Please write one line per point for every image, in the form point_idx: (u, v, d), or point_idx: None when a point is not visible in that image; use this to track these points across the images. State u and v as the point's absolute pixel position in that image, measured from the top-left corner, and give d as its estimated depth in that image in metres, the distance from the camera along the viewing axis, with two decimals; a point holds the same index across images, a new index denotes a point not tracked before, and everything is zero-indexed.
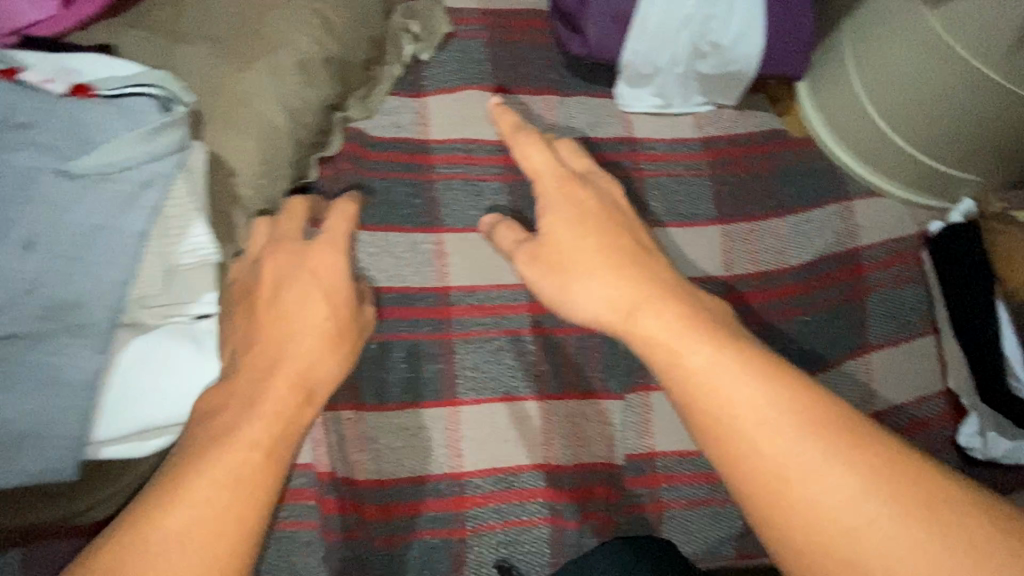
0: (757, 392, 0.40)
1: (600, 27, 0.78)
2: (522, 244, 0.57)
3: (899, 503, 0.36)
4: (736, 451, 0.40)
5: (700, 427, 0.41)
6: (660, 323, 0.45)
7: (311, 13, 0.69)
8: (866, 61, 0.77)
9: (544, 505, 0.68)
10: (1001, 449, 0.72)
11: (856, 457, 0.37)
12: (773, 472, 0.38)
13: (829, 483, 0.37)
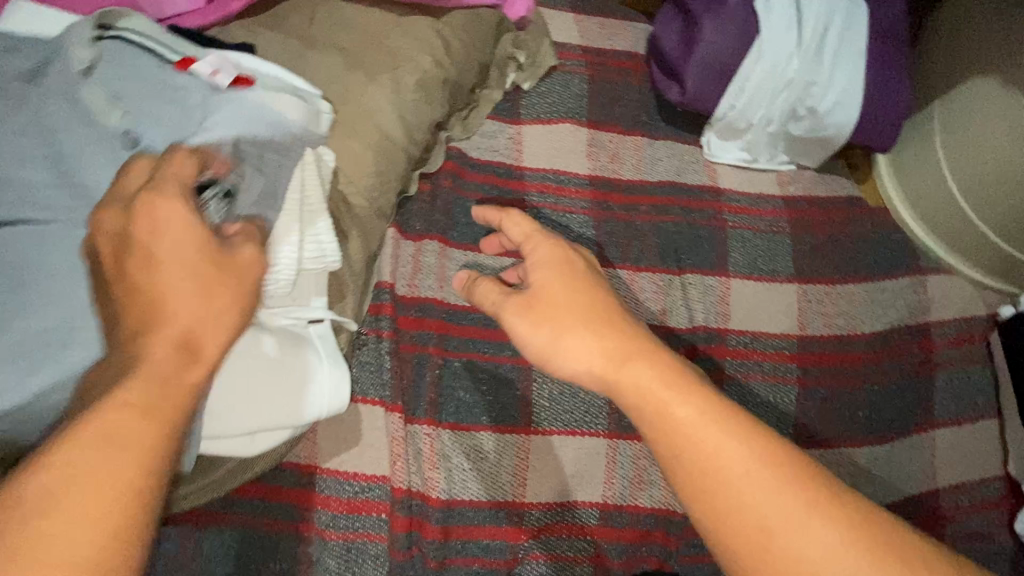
0: (735, 452, 0.39)
1: (702, 79, 0.80)
2: (511, 299, 0.51)
3: (872, 558, 0.36)
4: (721, 507, 0.39)
5: (692, 486, 0.40)
6: (650, 379, 0.43)
7: (433, 37, 0.71)
8: (961, 140, 0.79)
9: (594, 543, 0.66)
10: None
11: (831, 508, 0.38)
12: (759, 531, 0.38)
13: (816, 537, 0.37)
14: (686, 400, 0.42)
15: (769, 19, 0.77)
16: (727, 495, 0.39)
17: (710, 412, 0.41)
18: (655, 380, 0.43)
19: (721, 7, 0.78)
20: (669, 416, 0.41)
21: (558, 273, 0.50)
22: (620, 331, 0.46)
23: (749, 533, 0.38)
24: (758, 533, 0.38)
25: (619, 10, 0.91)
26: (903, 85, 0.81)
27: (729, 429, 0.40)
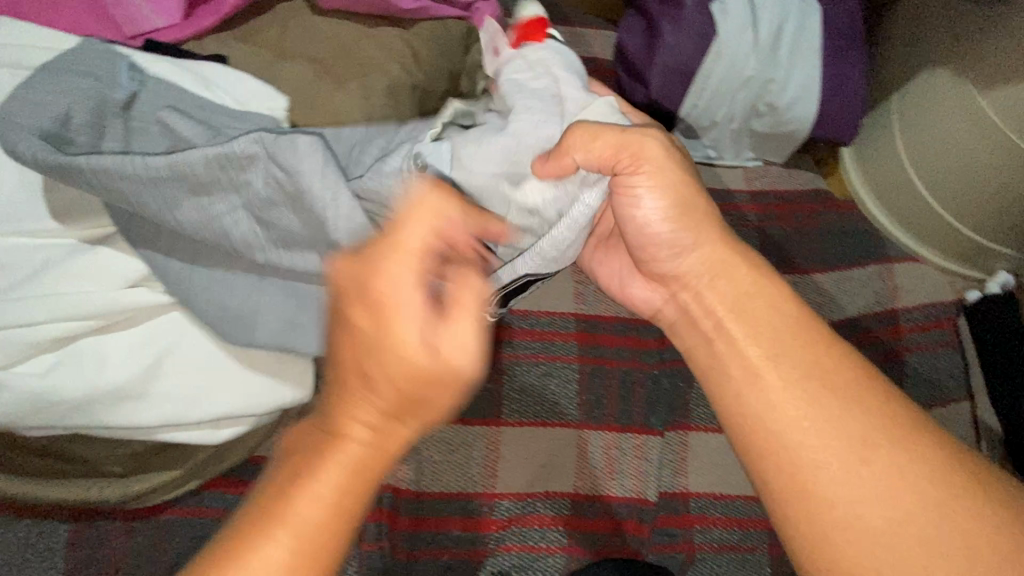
0: (787, 396, 0.52)
1: (665, 81, 0.83)
2: None
3: (915, 485, 0.47)
4: (766, 446, 0.52)
5: (749, 431, 0.53)
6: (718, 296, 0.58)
7: (402, 47, 0.74)
8: (919, 131, 0.81)
9: (566, 533, 0.67)
10: None
11: (880, 469, 0.48)
12: (805, 468, 0.50)
13: (846, 473, 0.49)
14: (758, 338, 0.55)
15: (724, 21, 0.80)
16: (769, 425, 0.52)
17: (787, 374, 0.53)
18: (736, 299, 0.57)
19: (679, 11, 0.81)
20: (739, 355, 0.55)
21: (672, 174, 0.58)
22: (724, 243, 0.59)
23: (788, 464, 0.51)
24: (803, 469, 0.50)
25: (587, 19, 0.95)
26: (860, 80, 0.84)
27: (801, 395, 0.52)
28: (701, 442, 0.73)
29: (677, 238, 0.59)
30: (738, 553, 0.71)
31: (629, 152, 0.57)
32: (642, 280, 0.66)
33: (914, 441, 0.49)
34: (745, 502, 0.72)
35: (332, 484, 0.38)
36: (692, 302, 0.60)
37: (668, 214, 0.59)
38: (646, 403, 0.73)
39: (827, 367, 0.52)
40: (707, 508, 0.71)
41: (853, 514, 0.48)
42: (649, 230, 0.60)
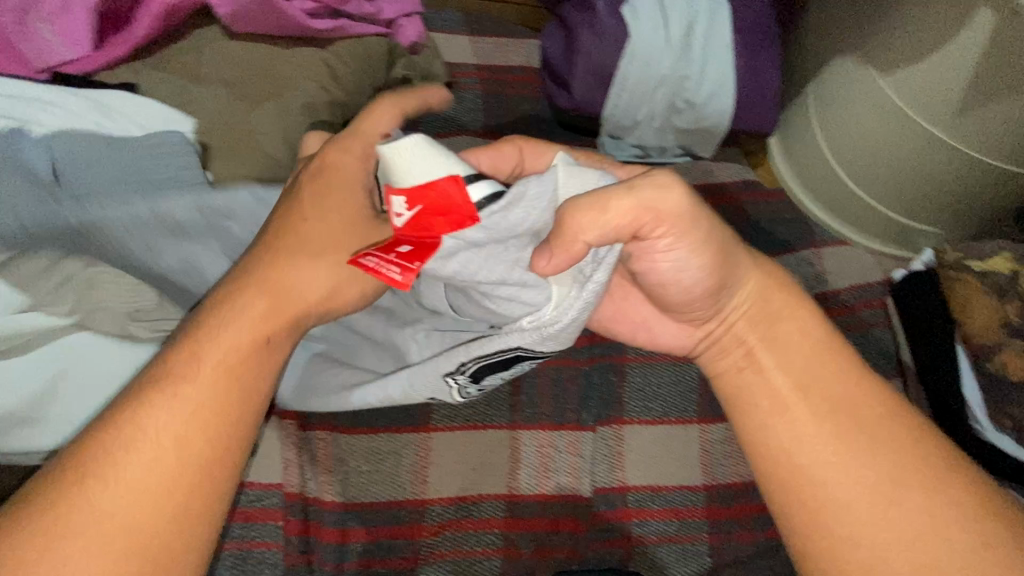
0: (812, 429, 0.57)
1: (586, 84, 0.86)
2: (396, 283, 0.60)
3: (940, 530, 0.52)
4: (787, 477, 0.56)
5: (770, 466, 0.57)
6: (784, 330, 0.61)
7: (319, 66, 0.76)
8: (835, 119, 0.84)
9: (501, 535, 0.67)
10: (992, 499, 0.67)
11: (903, 504, 0.53)
12: (827, 503, 0.54)
13: (868, 518, 0.53)
14: (788, 368, 0.59)
15: (636, 22, 0.82)
16: (781, 449, 0.57)
17: (816, 407, 0.57)
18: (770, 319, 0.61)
19: (592, 16, 0.83)
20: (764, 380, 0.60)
21: (697, 228, 0.53)
22: (776, 280, 0.61)
23: (811, 498, 0.55)
24: (826, 504, 0.54)
25: (513, 30, 0.97)
26: (774, 73, 0.86)
27: (833, 432, 0.56)
28: (635, 435, 0.73)
29: (722, 283, 0.58)
30: (677, 544, 0.71)
31: (653, 213, 0.51)
32: (671, 319, 0.65)
33: (937, 482, 0.53)
34: (681, 492, 0.72)
35: (231, 350, 0.51)
36: (728, 337, 0.62)
37: (707, 261, 0.55)
38: (580, 399, 0.74)
39: (858, 405, 0.57)
40: (645, 500, 0.71)
41: (871, 558, 0.52)
42: (682, 279, 0.57)
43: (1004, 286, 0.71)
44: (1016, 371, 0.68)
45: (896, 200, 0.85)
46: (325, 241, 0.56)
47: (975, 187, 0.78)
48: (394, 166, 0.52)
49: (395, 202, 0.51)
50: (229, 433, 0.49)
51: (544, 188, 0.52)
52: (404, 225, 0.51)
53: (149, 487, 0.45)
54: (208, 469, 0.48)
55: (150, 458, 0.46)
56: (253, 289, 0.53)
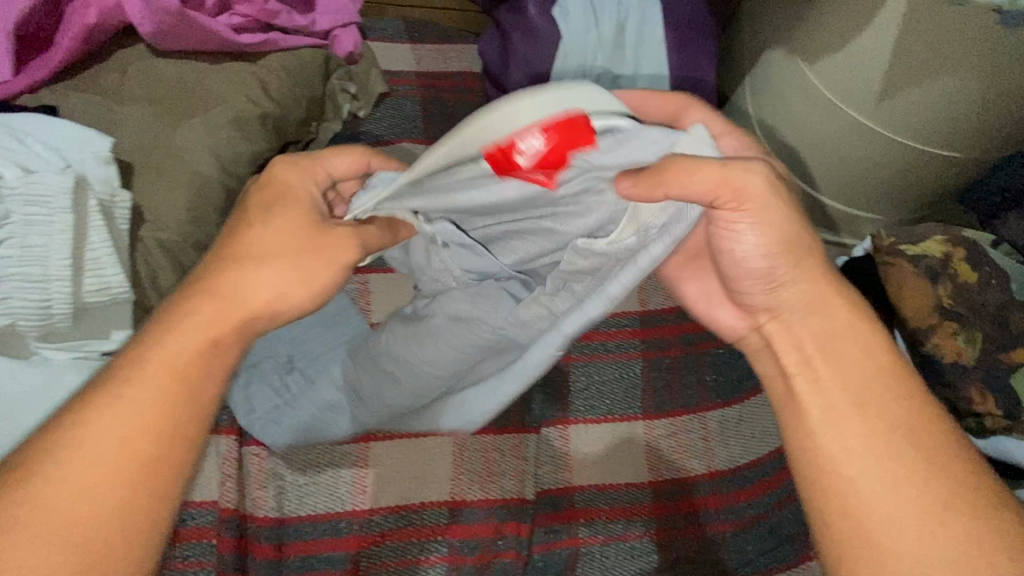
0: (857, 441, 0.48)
1: (522, 86, 0.86)
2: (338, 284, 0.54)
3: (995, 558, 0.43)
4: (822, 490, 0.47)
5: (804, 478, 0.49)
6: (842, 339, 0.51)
7: (250, 80, 0.76)
8: (770, 110, 0.85)
9: (445, 543, 0.66)
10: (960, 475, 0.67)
11: (958, 532, 0.44)
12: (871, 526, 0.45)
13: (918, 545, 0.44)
14: (844, 381, 0.49)
15: (567, 23, 0.83)
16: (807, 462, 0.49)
17: (875, 424, 0.48)
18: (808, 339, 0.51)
19: (525, 18, 0.83)
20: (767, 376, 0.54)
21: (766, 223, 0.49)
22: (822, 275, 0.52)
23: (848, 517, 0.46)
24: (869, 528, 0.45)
25: (453, 35, 0.97)
26: (709, 68, 0.87)
27: (882, 445, 0.47)
28: (580, 435, 0.73)
29: (773, 273, 0.51)
30: (626, 543, 0.70)
31: (731, 188, 0.46)
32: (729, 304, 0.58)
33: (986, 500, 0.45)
34: (628, 490, 0.72)
35: (178, 355, 0.46)
36: (779, 334, 0.53)
37: (772, 249, 0.49)
38: (522, 400, 0.74)
39: (916, 428, 0.47)
40: (591, 500, 0.71)
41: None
42: (746, 266, 0.51)
43: (936, 269, 0.71)
44: (950, 353, 0.68)
45: (836, 188, 0.85)
46: (274, 247, 0.51)
47: (910, 171, 0.78)
48: (506, 116, 0.41)
49: (527, 137, 0.41)
50: (172, 436, 0.45)
51: (664, 137, 0.45)
52: (531, 163, 0.42)
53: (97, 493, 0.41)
54: (146, 477, 0.43)
55: (91, 460, 0.42)
56: (204, 294, 0.49)
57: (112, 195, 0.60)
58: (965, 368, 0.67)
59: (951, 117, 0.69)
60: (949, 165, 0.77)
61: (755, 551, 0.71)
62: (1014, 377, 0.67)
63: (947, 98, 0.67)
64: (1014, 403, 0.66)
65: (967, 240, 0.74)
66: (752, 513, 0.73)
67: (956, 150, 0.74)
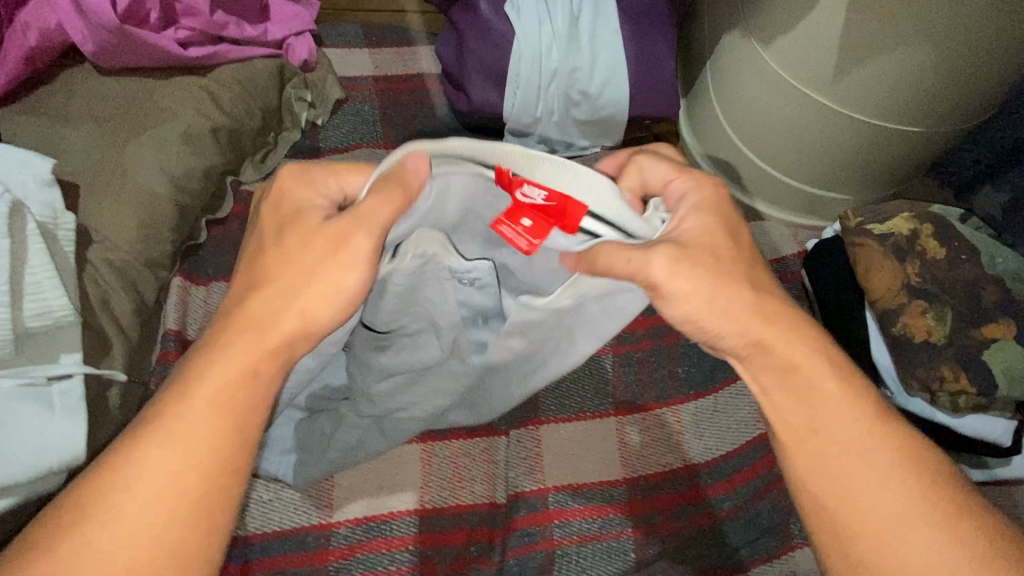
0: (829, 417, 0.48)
1: (480, 85, 0.85)
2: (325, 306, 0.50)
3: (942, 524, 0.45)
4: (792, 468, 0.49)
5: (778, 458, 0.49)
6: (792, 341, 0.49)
7: (200, 94, 0.75)
8: (732, 95, 0.84)
9: (415, 553, 0.65)
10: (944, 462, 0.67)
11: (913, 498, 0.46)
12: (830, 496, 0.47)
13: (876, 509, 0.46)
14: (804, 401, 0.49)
15: (520, 19, 0.82)
16: None
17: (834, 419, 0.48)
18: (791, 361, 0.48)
19: (478, 16, 0.82)
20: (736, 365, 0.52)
21: (712, 284, 0.46)
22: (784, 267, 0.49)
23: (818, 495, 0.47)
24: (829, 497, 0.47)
25: (411, 38, 0.96)
26: (667, 56, 0.86)
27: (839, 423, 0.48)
28: (552, 434, 0.72)
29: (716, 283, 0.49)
30: (603, 542, 0.68)
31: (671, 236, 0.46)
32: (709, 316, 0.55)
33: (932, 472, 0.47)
34: (602, 488, 0.71)
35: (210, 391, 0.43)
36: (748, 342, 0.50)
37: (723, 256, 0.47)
38: None
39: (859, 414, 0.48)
40: (565, 500, 0.70)
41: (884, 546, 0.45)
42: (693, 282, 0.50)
43: (902, 247, 0.70)
44: (919, 332, 0.67)
45: (804, 171, 0.84)
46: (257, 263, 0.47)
47: (874, 149, 0.77)
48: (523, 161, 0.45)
49: (534, 188, 0.46)
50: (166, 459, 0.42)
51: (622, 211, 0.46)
52: (524, 207, 0.46)
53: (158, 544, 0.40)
54: (198, 516, 0.41)
55: (138, 508, 0.40)
56: (228, 327, 0.46)
57: (55, 218, 0.59)
58: (935, 346, 0.66)
59: (909, 90, 0.68)
60: (914, 140, 0.75)
61: (735, 544, 0.70)
62: (986, 353, 0.65)
63: (903, 71, 0.65)
64: (987, 379, 0.65)
65: (934, 215, 0.72)
66: (730, 505, 0.71)
67: (919, 123, 0.72)
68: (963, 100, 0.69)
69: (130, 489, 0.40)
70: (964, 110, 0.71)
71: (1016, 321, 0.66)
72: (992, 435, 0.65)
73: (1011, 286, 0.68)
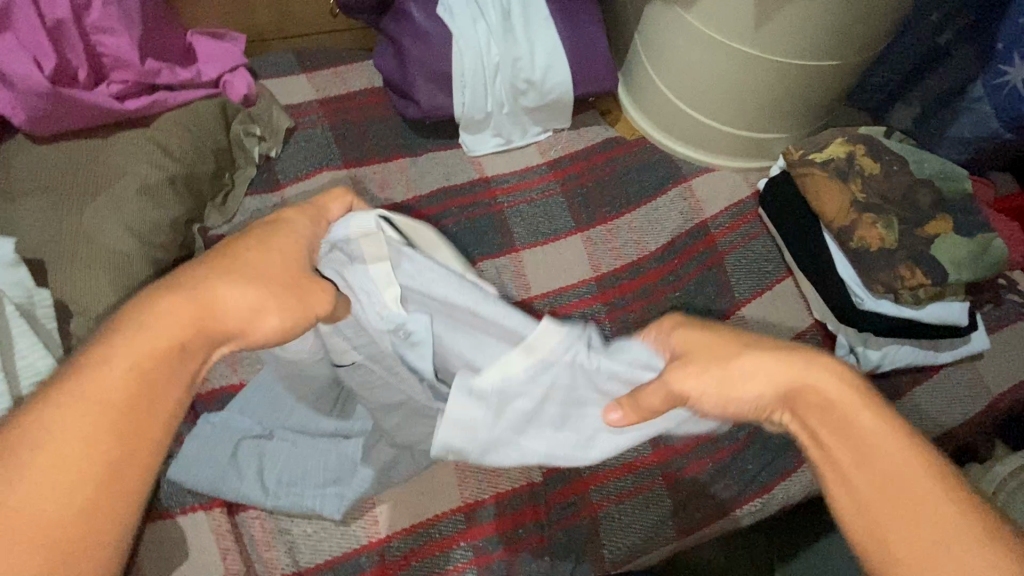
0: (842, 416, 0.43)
1: (427, 89, 0.86)
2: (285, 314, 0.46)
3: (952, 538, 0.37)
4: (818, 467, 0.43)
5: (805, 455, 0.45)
6: None
7: (149, 147, 0.73)
8: (664, 61, 0.89)
9: (469, 547, 0.66)
10: (921, 356, 0.76)
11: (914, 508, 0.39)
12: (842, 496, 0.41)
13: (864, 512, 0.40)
14: (836, 423, 0.43)
15: (454, 21, 0.84)
16: None
17: (831, 431, 0.43)
18: None
19: (414, 24, 0.84)
20: None
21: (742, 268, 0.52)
22: None
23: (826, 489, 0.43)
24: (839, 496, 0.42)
25: (346, 57, 0.97)
26: (598, 34, 0.90)
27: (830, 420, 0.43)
28: None
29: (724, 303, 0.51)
30: (641, 494, 0.72)
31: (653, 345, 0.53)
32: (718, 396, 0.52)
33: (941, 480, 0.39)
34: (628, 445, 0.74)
35: (140, 363, 0.38)
36: None
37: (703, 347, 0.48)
38: None
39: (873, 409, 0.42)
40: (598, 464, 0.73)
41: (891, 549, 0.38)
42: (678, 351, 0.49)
43: (845, 169, 0.77)
44: (876, 241, 0.74)
45: (743, 118, 0.90)
46: None
47: (800, 86, 0.84)
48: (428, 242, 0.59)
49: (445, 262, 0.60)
50: None
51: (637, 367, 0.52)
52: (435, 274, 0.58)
53: (55, 520, 0.34)
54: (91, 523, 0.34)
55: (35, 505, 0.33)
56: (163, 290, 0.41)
57: (31, 297, 0.57)
58: (890, 251, 0.74)
59: (821, 29, 0.75)
60: (833, 73, 0.82)
61: (756, 469, 0.75)
62: (933, 247, 0.74)
63: (813, 13, 0.72)
64: (938, 271, 0.73)
65: (862, 137, 0.80)
66: (743, 435, 0.76)
67: (834, 57, 0.79)
68: (868, 30, 0.77)
69: (48, 465, 0.34)
70: (870, 39, 0.79)
71: (950, 216, 0.75)
72: (953, 317, 0.74)
73: (940, 186, 0.77)
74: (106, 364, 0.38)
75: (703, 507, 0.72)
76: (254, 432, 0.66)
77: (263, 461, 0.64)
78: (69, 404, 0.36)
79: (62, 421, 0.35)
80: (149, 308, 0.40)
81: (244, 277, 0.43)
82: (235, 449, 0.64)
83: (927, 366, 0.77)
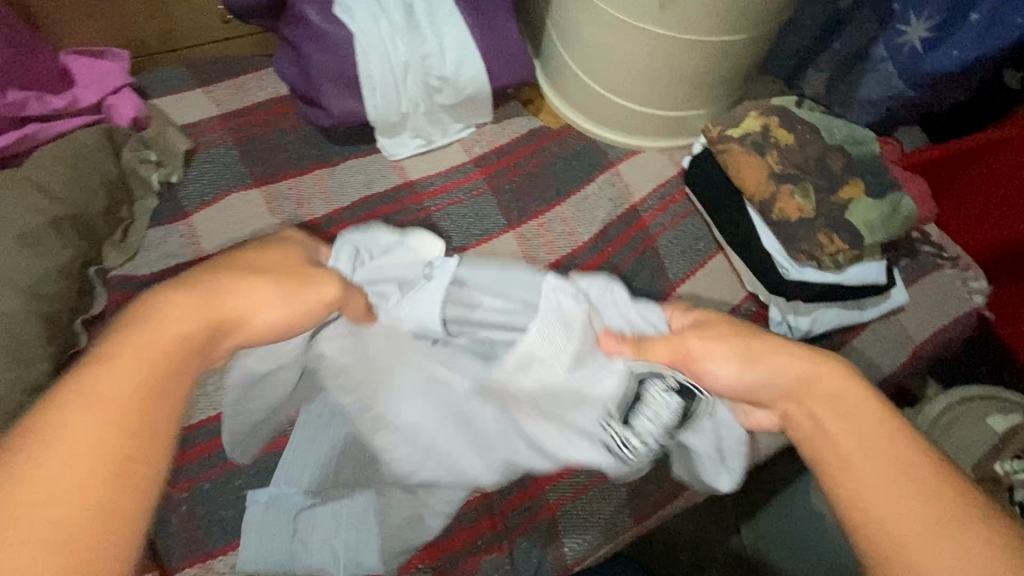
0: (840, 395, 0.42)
1: (335, 96, 0.82)
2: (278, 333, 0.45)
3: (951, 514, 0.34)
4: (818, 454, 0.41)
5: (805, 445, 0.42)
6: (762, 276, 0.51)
7: (24, 191, 0.67)
8: (578, 48, 0.88)
9: (427, 570, 0.65)
10: (849, 316, 0.79)
11: (922, 496, 0.35)
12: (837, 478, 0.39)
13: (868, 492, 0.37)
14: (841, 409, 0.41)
15: (354, 21, 0.80)
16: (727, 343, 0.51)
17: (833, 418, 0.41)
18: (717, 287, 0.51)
19: (311, 28, 0.79)
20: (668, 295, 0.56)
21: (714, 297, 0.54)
22: None
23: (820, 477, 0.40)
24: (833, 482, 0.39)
25: (245, 67, 0.90)
26: (508, 24, 0.87)
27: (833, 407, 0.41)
28: None
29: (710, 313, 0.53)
30: (595, 489, 0.73)
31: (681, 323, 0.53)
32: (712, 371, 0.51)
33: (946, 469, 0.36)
34: None
35: (150, 364, 0.35)
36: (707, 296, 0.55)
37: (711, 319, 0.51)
38: None
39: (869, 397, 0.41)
40: None
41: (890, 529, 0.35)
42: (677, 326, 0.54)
43: (761, 143, 0.78)
44: (796, 212, 0.76)
45: (662, 98, 0.90)
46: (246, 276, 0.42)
47: (713, 62, 0.84)
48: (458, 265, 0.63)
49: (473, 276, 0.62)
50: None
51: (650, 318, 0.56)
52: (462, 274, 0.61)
53: (71, 546, 0.28)
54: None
55: (24, 551, 0.27)
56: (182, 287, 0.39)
57: None
58: (809, 220, 0.76)
59: (721, 6, 0.74)
60: (741, 47, 0.83)
61: None
62: (849, 213, 0.76)
63: None
64: (854, 235, 0.75)
65: (776, 108, 0.81)
66: None
67: (740, 31, 0.80)
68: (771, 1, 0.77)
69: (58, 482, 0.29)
70: (774, 10, 0.79)
71: (862, 179, 0.77)
72: (872, 277, 0.78)
73: (851, 150, 0.79)
74: (127, 353, 0.34)
75: (658, 491, 0.73)
76: (305, 503, 0.63)
77: (313, 532, 0.62)
78: (82, 419, 0.31)
79: (124, 389, 0.33)
80: (155, 300, 0.37)
81: (245, 282, 0.41)
82: (295, 527, 0.62)
83: (853, 326, 0.80)
